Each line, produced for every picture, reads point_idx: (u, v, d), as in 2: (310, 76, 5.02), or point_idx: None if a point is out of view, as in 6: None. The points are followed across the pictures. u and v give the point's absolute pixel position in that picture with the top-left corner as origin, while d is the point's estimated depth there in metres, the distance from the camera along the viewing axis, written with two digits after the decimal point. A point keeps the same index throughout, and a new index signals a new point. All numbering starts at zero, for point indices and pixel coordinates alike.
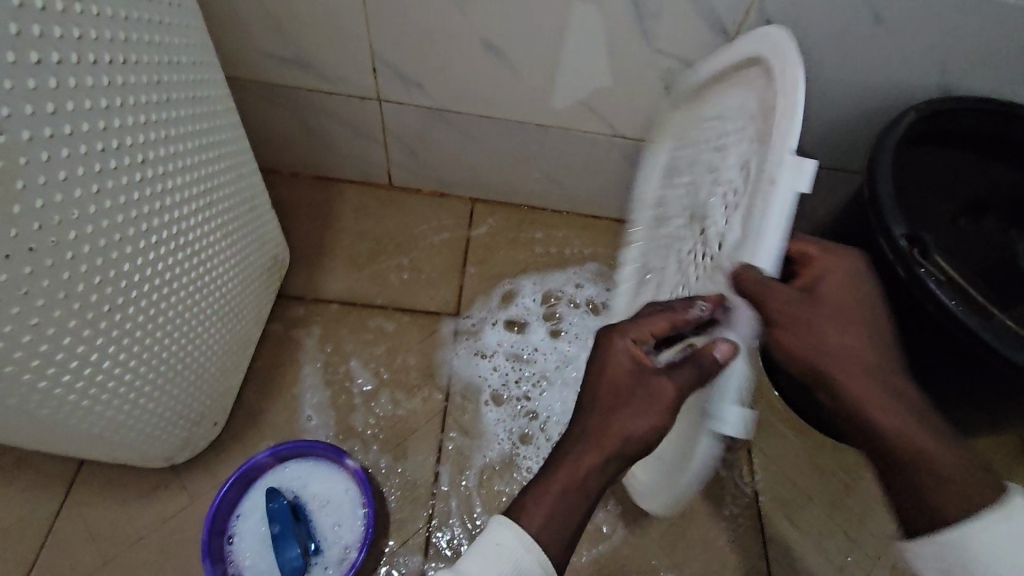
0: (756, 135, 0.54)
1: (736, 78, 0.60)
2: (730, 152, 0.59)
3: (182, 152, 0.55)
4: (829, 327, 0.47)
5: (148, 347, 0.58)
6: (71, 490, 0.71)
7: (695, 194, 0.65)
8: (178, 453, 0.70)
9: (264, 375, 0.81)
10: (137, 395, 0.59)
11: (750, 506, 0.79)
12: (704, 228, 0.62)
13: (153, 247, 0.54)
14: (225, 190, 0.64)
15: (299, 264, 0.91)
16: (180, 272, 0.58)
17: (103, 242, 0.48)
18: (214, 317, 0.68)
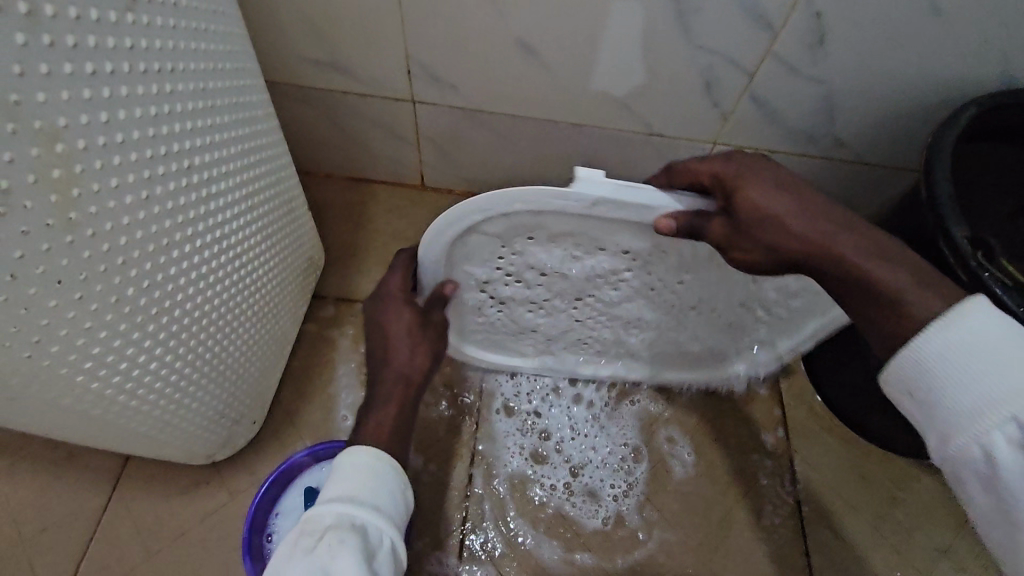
0: (531, 225, 0.62)
1: (463, 257, 0.66)
2: (526, 262, 0.67)
3: (225, 157, 0.56)
4: (764, 227, 0.50)
5: (192, 347, 0.59)
6: (118, 485, 0.73)
7: (551, 300, 0.72)
8: (219, 451, 0.72)
9: (300, 374, 0.82)
10: (182, 394, 0.61)
11: (792, 515, 0.77)
12: (598, 280, 0.69)
13: (198, 252, 0.55)
14: (265, 194, 0.65)
15: (334, 265, 0.92)
16: (222, 275, 0.59)
17: (151, 247, 0.49)
18: (254, 319, 0.69)
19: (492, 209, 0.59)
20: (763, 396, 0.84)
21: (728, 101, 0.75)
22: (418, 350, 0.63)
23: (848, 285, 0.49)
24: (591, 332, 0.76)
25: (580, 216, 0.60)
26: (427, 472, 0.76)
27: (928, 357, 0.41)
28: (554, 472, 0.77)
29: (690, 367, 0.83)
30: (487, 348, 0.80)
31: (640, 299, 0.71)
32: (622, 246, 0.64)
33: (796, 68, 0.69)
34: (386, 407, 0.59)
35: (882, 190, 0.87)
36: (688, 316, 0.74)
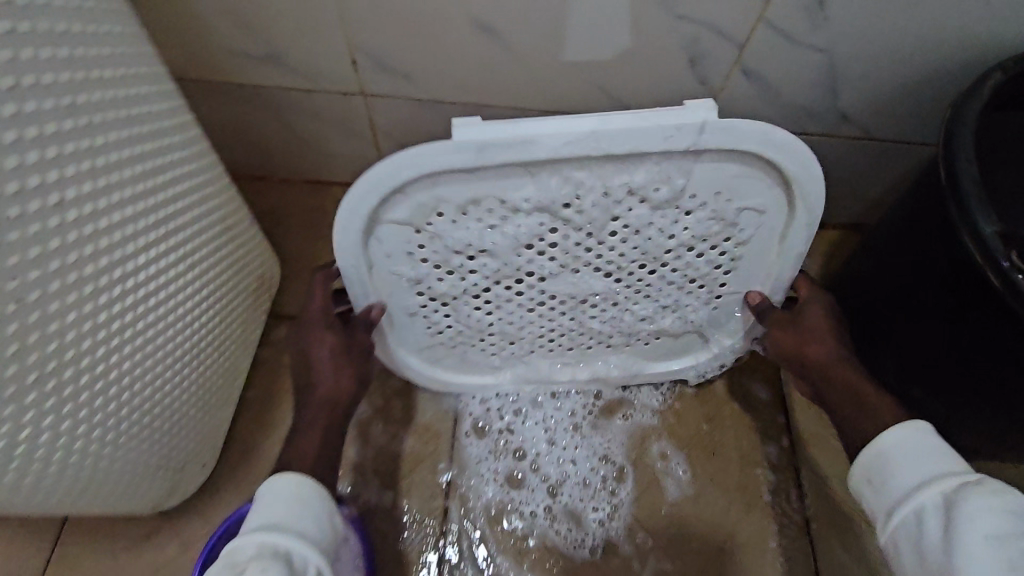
0: (434, 200, 0.57)
1: (383, 256, 0.61)
2: (446, 246, 0.60)
3: (118, 184, 0.47)
4: (810, 330, 0.64)
5: (105, 405, 0.51)
6: (60, 542, 0.67)
7: (489, 291, 0.64)
8: (165, 500, 0.65)
9: (257, 404, 0.75)
10: (100, 458, 0.53)
11: (799, 533, 0.71)
12: (529, 251, 0.61)
13: (92, 298, 0.46)
14: (183, 219, 0.56)
15: (294, 280, 0.84)
16: (131, 318, 0.51)
17: (20, 303, 0.40)
18: (187, 359, 0.61)
19: (388, 183, 0.55)
20: (765, 401, 0.77)
21: (717, 77, 0.66)
22: (341, 373, 0.63)
23: (834, 388, 0.61)
24: (546, 322, 0.68)
25: (476, 174, 0.56)
26: (398, 506, 0.70)
27: (876, 449, 0.54)
28: (532, 497, 0.71)
29: (661, 353, 0.73)
30: (445, 363, 0.72)
31: (584, 269, 0.63)
32: (541, 203, 0.57)
33: (793, 36, 0.60)
34: (311, 430, 0.61)
35: (893, 165, 0.78)
36: (642, 278, 0.65)
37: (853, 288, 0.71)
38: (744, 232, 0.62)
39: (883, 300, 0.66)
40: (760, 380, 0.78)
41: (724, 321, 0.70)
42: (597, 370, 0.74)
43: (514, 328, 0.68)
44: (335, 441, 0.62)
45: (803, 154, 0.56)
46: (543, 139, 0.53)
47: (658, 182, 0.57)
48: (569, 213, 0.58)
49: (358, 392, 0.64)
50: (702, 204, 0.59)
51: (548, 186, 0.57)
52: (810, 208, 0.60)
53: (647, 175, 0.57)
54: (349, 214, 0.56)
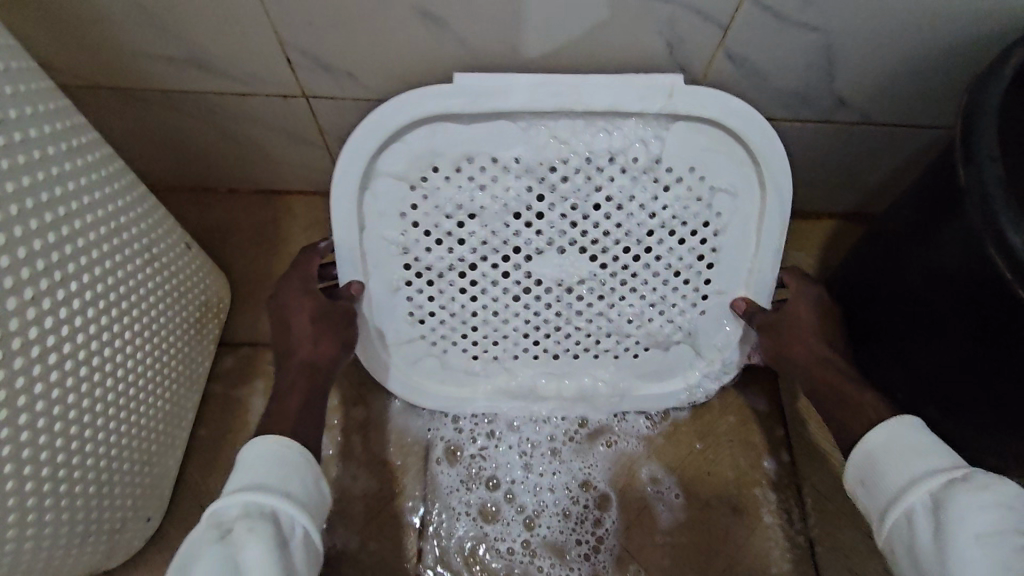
0: (430, 153, 0.56)
1: (377, 216, 0.58)
2: (438, 208, 0.58)
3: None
4: (795, 330, 0.58)
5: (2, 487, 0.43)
6: None
7: (476, 269, 0.60)
8: (107, 562, 0.59)
9: (210, 445, 0.69)
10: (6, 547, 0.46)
11: (804, 558, 0.65)
12: (517, 220, 0.58)
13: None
14: (81, 262, 0.49)
15: (246, 302, 0.77)
16: (23, 384, 0.43)
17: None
18: (114, 413, 0.54)
19: (388, 126, 0.54)
20: (763, 412, 0.71)
21: (699, 62, 0.59)
22: (323, 337, 0.57)
23: (820, 392, 0.55)
24: (530, 315, 0.63)
25: (471, 127, 0.55)
26: (366, 550, 0.65)
27: (862, 452, 0.48)
28: (508, 531, 0.66)
29: (652, 371, 0.66)
30: (423, 368, 0.66)
31: (570, 249, 0.59)
32: (529, 166, 0.56)
33: (782, 14, 0.53)
34: (288, 397, 0.55)
35: (894, 151, 0.71)
36: (628, 261, 0.60)
37: (853, 286, 0.65)
38: (723, 215, 0.59)
39: (885, 302, 0.60)
40: (756, 390, 0.72)
41: (715, 330, 0.64)
42: (584, 384, 0.66)
43: (497, 322, 0.63)
44: (317, 409, 0.56)
45: (768, 130, 0.54)
46: (529, 90, 0.53)
47: (635, 145, 0.56)
48: (558, 177, 0.57)
49: (341, 360, 0.59)
50: (679, 177, 0.57)
51: (538, 145, 0.55)
52: (779, 191, 0.57)
53: (626, 140, 0.56)
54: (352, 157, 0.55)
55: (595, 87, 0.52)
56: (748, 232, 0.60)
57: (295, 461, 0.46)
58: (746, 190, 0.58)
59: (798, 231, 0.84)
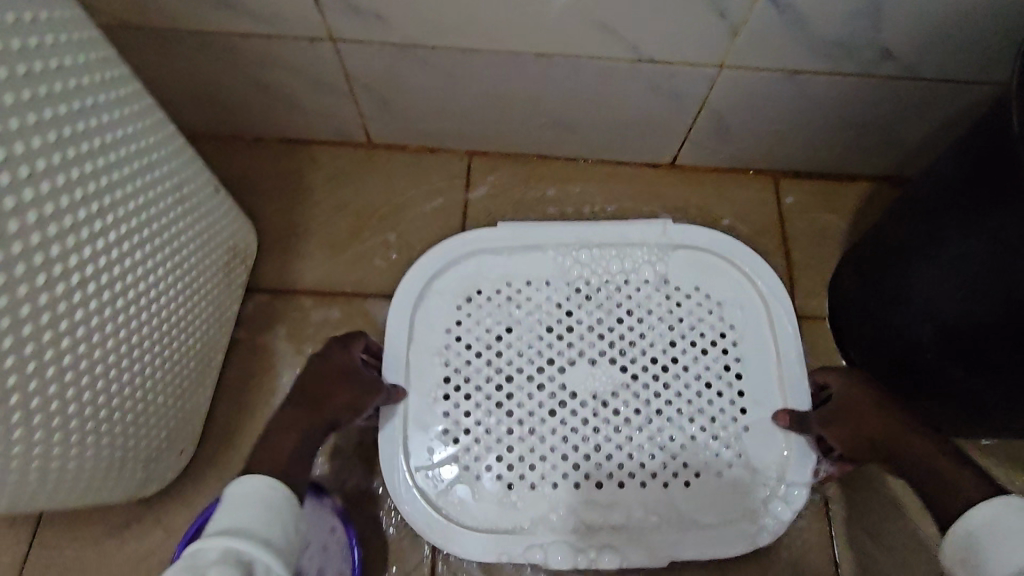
0: (475, 280, 0.74)
1: (425, 328, 0.72)
2: (482, 327, 0.72)
3: (13, 159, 0.40)
4: (861, 412, 0.62)
5: (46, 408, 0.45)
6: (38, 531, 0.63)
7: (513, 381, 0.70)
8: (142, 490, 0.61)
9: (236, 388, 0.71)
10: (49, 468, 0.48)
11: (821, 512, 0.71)
12: (552, 334, 0.72)
13: (4, 291, 0.40)
14: (116, 195, 0.50)
15: (270, 250, 0.78)
16: (65, 309, 0.45)
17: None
18: (146, 345, 0.55)
19: (452, 254, 0.75)
20: None
21: (738, 8, 0.58)
22: (340, 390, 0.62)
23: (909, 464, 0.57)
24: (571, 428, 0.68)
25: (512, 260, 0.75)
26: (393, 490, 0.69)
27: (968, 529, 0.48)
28: None
29: (708, 501, 0.67)
30: (455, 492, 0.66)
31: (600, 360, 0.71)
32: (563, 284, 0.74)
33: None
34: (284, 436, 0.58)
35: (928, 113, 0.70)
36: (654, 369, 0.71)
37: (879, 250, 0.66)
38: (737, 328, 0.72)
39: (909, 266, 0.61)
40: None
41: (771, 446, 0.68)
42: (633, 516, 0.66)
43: (534, 437, 0.68)
44: (303, 455, 0.58)
45: (756, 257, 0.75)
46: (563, 230, 0.76)
47: (640, 266, 0.75)
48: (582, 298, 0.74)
49: (346, 417, 0.62)
50: (688, 294, 0.74)
51: (564, 267, 0.75)
52: (782, 301, 0.73)
53: (636, 264, 0.75)
54: (412, 288, 0.73)
55: (606, 227, 0.76)
56: (762, 348, 0.71)
57: (278, 505, 0.48)
58: (755, 307, 0.73)
59: (826, 192, 0.83)
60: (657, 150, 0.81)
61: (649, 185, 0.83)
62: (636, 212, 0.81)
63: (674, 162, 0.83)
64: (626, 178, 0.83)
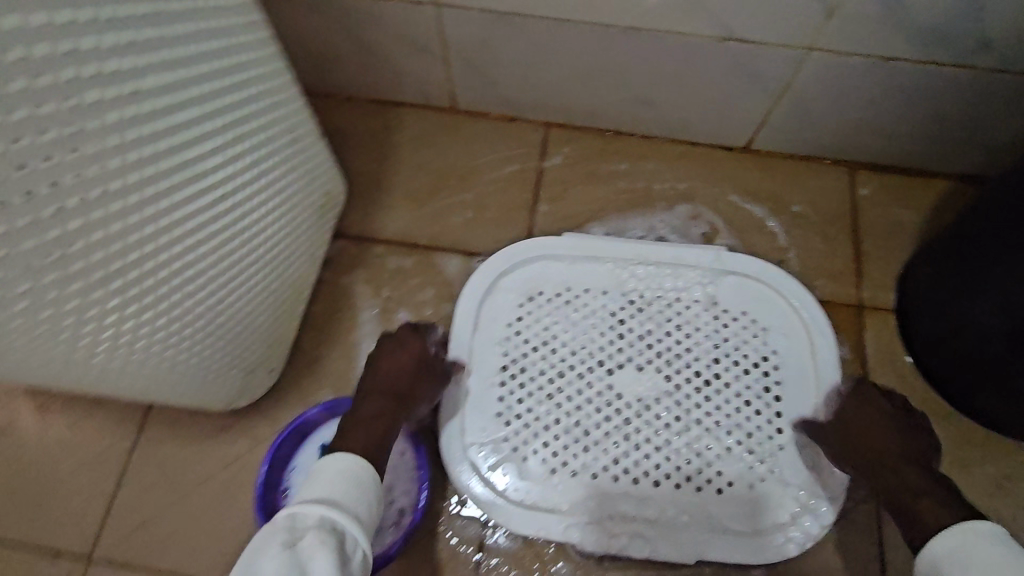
0: (537, 281, 0.77)
1: (489, 321, 0.75)
2: (540, 323, 0.75)
3: (184, 83, 0.47)
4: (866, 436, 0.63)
5: (182, 301, 0.53)
6: (144, 426, 0.70)
7: (565, 376, 0.72)
8: (238, 399, 0.69)
9: (321, 321, 0.77)
10: (177, 356, 0.56)
11: (870, 499, 0.68)
12: (604, 336, 0.74)
13: (166, 194, 0.48)
14: (251, 127, 0.57)
15: (356, 200, 0.84)
16: (205, 221, 0.53)
17: (97, 192, 0.41)
18: (257, 267, 0.63)
19: (518, 255, 0.78)
20: (847, 359, 0.74)
21: None
22: (422, 378, 0.68)
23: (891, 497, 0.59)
24: (614, 426, 0.69)
25: (572, 266, 0.77)
26: None
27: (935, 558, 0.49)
28: None
29: (742, 511, 0.65)
30: (502, 470, 0.68)
31: (647, 366, 0.72)
32: (617, 291, 0.76)
33: None
34: (373, 418, 0.62)
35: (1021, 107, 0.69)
36: (698, 381, 0.71)
37: (950, 238, 0.66)
38: (780, 353, 0.72)
39: (979, 252, 0.61)
40: (841, 337, 0.75)
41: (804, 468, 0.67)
42: (666, 513, 0.66)
43: (580, 431, 0.69)
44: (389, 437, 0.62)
45: (800, 289, 0.75)
46: (619, 245, 0.78)
47: (695, 284, 0.76)
48: (636, 308, 0.75)
49: (424, 403, 0.68)
50: (738, 317, 0.74)
51: (620, 278, 0.76)
52: (822, 331, 0.72)
53: (689, 284, 0.76)
54: (480, 284, 0.76)
55: (663, 247, 0.77)
56: (806, 375, 0.71)
57: (361, 481, 0.51)
58: (799, 334, 0.73)
59: (901, 186, 0.82)
60: (733, 132, 0.82)
61: (721, 166, 0.84)
62: (705, 191, 0.83)
63: (749, 145, 0.83)
64: (699, 157, 0.84)
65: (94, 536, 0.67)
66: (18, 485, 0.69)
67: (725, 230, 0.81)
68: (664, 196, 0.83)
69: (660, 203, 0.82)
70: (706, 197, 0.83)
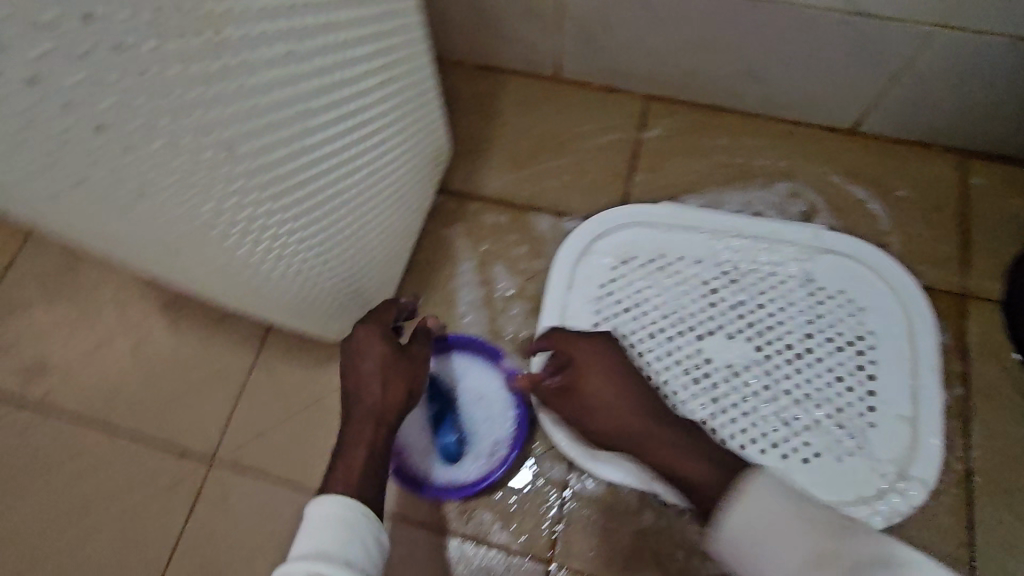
0: (630, 246, 0.79)
1: (582, 281, 0.77)
2: (631, 287, 0.77)
3: (369, 17, 0.50)
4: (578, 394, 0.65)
5: (334, 225, 0.57)
6: (261, 350, 0.77)
7: (655, 339, 0.74)
8: (348, 331, 0.74)
9: (423, 268, 0.82)
10: (315, 278, 0.61)
11: (962, 485, 0.68)
12: (696, 304, 0.75)
13: (344, 118, 0.51)
14: (405, 69, 0.60)
15: (459, 160, 0.88)
16: (362, 149, 0.56)
17: (297, 110, 0.46)
18: (385, 205, 0.67)
19: (612, 221, 0.80)
20: (947, 345, 0.73)
21: None
22: (390, 384, 0.62)
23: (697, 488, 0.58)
24: (701, 390, 0.71)
25: (667, 234, 0.79)
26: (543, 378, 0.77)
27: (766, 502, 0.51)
28: None
29: (827, 480, 0.67)
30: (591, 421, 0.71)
31: (738, 336, 0.73)
32: (710, 261, 0.77)
33: None
34: (355, 448, 0.60)
35: None
36: (789, 354, 0.72)
37: None
38: (877, 334, 0.72)
39: None
40: (942, 323, 0.74)
41: (894, 446, 0.67)
42: None
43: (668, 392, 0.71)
44: (379, 462, 0.61)
45: (899, 270, 0.74)
46: (715, 217, 0.79)
47: (792, 259, 0.76)
48: (729, 279, 0.76)
49: (404, 406, 0.63)
50: (834, 295, 0.74)
51: (715, 249, 0.77)
52: (921, 314, 0.72)
53: (785, 259, 0.76)
54: (575, 245, 0.79)
55: (761, 221, 0.77)
56: (901, 357, 0.70)
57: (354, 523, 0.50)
58: (897, 316, 0.72)
59: (1017, 178, 0.79)
60: (840, 113, 0.81)
61: (824, 147, 0.83)
62: (805, 170, 0.82)
63: (855, 127, 0.83)
64: (801, 136, 0.84)
65: (216, 442, 0.74)
66: (152, 392, 0.76)
67: (824, 210, 0.81)
68: (762, 172, 0.83)
69: (758, 179, 0.83)
70: (806, 176, 0.82)
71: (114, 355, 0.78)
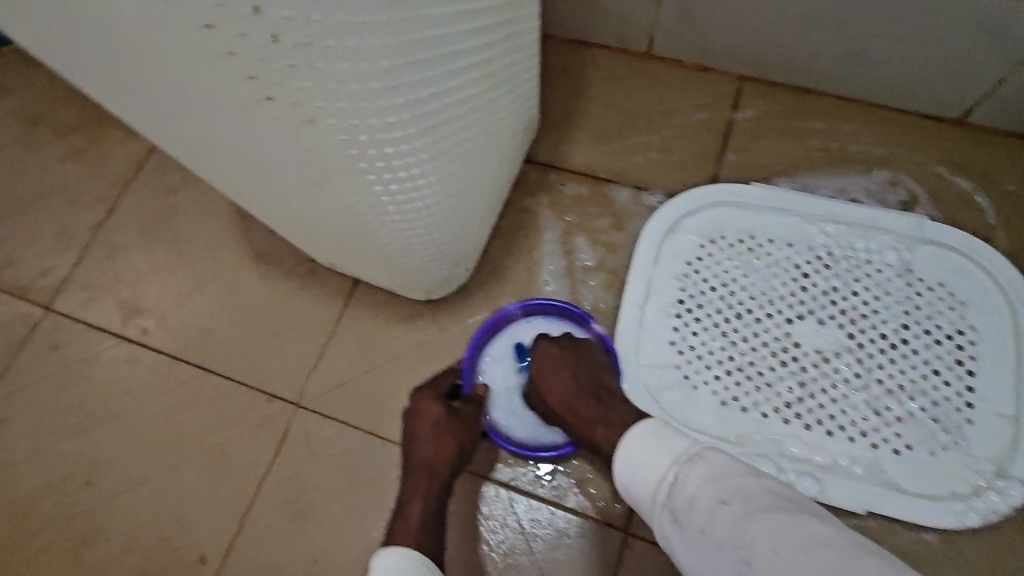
0: (719, 225, 0.77)
1: (670, 256, 0.76)
2: (719, 266, 0.75)
3: None
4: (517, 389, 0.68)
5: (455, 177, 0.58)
6: (347, 304, 0.79)
7: (743, 319, 0.73)
8: (436, 291, 0.75)
9: (507, 235, 0.83)
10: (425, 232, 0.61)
11: None
12: (786, 287, 0.74)
13: (483, 69, 0.51)
14: (534, 28, 0.60)
15: (545, 131, 0.88)
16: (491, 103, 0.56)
17: (450, 55, 0.46)
18: (495, 167, 0.67)
19: (703, 198, 0.78)
20: None
21: None
22: (442, 439, 0.64)
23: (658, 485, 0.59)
24: (790, 374, 0.70)
25: (759, 215, 0.77)
26: None
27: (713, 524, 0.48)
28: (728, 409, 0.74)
29: (918, 473, 0.65)
30: (675, 396, 0.71)
31: (829, 322, 0.71)
32: (804, 245, 0.75)
33: None
34: (412, 504, 0.63)
35: None
36: (883, 344, 0.70)
37: None
38: (977, 330, 0.69)
39: None
40: None
41: (990, 443, 0.65)
42: (838, 463, 0.66)
43: (754, 373, 0.70)
44: (435, 517, 0.63)
45: (1005, 265, 0.71)
46: (809, 200, 0.77)
47: (890, 248, 0.73)
48: (823, 264, 0.74)
49: (457, 462, 0.65)
50: (934, 287, 0.71)
51: (808, 233, 0.75)
52: None
53: (883, 247, 0.74)
54: (665, 220, 0.78)
55: (858, 207, 0.75)
56: (1003, 355, 0.68)
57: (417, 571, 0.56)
58: (1000, 312, 0.70)
59: None
60: (950, 102, 0.78)
61: (928, 136, 0.80)
62: (907, 158, 0.80)
63: (964, 117, 0.79)
64: (904, 125, 0.81)
65: (302, 388, 0.77)
66: (242, 338, 0.79)
67: (925, 200, 0.78)
68: (861, 159, 0.81)
69: (856, 166, 0.81)
70: (908, 165, 0.80)
71: (208, 298, 0.82)
